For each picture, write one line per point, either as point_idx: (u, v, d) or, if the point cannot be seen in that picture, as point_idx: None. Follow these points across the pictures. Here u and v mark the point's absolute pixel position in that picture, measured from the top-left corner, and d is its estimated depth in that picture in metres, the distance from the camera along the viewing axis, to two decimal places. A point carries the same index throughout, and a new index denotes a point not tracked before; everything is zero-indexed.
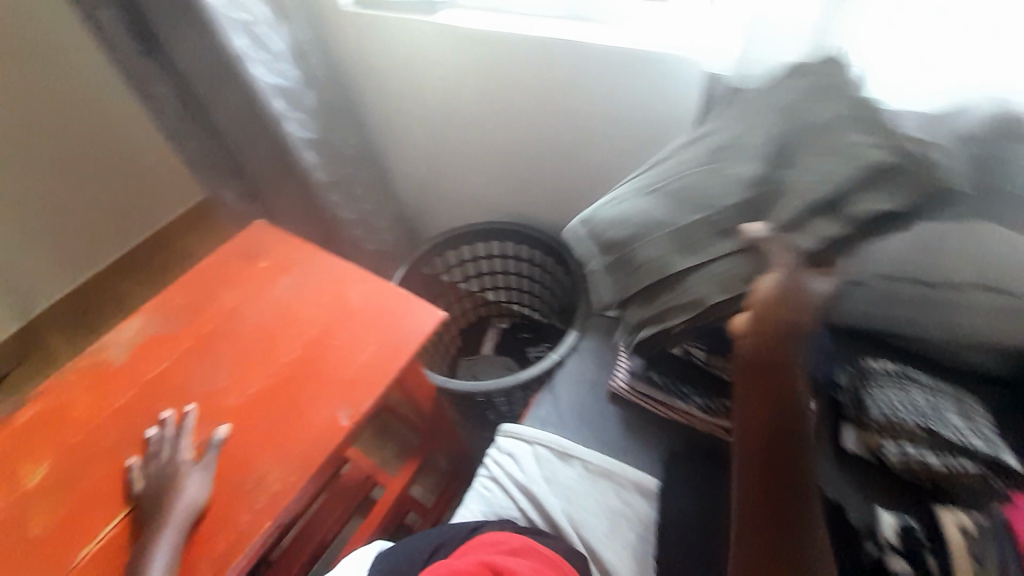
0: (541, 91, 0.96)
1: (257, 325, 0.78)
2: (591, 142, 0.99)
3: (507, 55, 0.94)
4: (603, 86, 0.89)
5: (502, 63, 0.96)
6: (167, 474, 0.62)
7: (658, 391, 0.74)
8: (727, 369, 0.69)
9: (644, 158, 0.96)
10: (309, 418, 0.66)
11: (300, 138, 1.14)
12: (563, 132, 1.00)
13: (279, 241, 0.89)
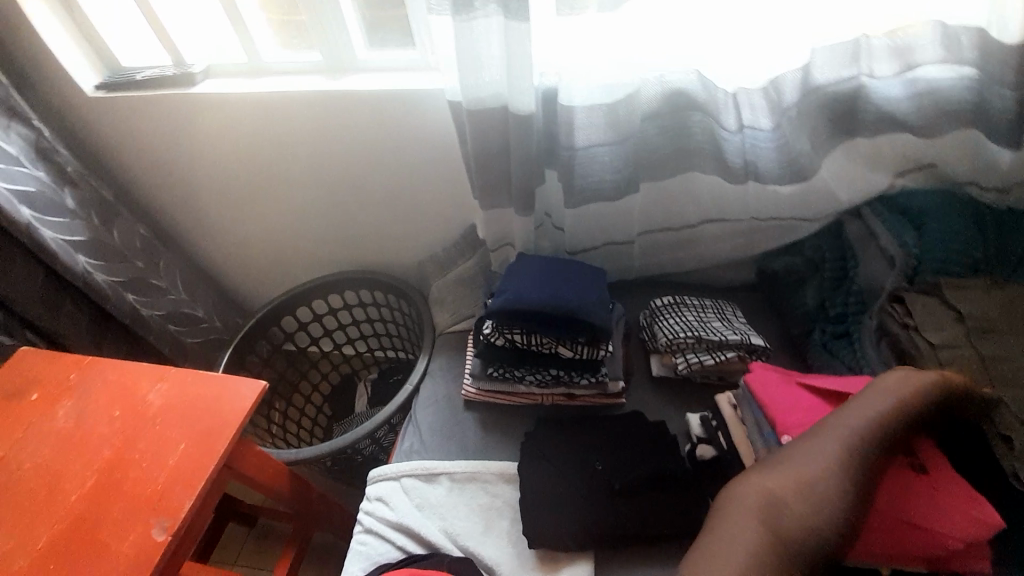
0: (322, 144, 0.99)
1: (27, 471, 0.64)
2: (387, 182, 1.04)
3: (276, 116, 0.96)
4: (378, 129, 0.96)
5: (275, 124, 0.97)
6: None
7: (503, 380, 0.83)
8: (541, 343, 0.80)
9: (438, 185, 1.04)
10: (121, 544, 0.57)
11: (65, 244, 0.98)
12: (358, 177, 1.04)
13: (47, 368, 0.76)
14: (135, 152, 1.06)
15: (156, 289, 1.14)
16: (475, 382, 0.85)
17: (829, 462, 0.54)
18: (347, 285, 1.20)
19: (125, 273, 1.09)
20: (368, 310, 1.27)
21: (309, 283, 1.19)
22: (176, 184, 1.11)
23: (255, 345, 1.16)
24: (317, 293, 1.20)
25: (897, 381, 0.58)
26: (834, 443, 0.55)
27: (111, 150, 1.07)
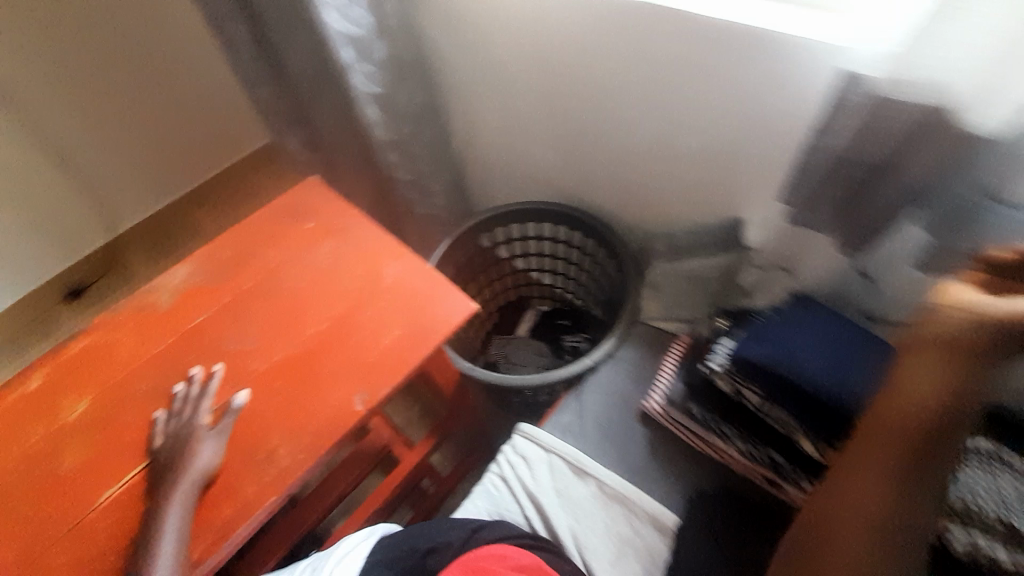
0: (623, 68, 0.84)
1: (297, 287, 0.79)
2: (668, 135, 0.87)
3: (587, 23, 0.82)
4: (691, 71, 0.77)
5: (581, 32, 0.84)
6: (185, 433, 0.64)
7: (686, 422, 0.71)
8: (780, 419, 0.64)
9: (738, 161, 0.83)
10: (336, 389, 0.67)
11: (364, 92, 1.09)
12: (641, 118, 0.88)
13: (330, 206, 0.90)
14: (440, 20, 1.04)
15: (412, 156, 1.24)
16: (656, 407, 0.74)
17: (870, 501, 0.52)
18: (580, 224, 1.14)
19: (395, 134, 1.18)
20: (581, 256, 1.23)
21: (551, 206, 1.16)
22: (462, 65, 1.08)
23: (480, 237, 1.21)
24: (548, 217, 1.17)
25: (920, 382, 0.52)
26: (887, 477, 0.51)
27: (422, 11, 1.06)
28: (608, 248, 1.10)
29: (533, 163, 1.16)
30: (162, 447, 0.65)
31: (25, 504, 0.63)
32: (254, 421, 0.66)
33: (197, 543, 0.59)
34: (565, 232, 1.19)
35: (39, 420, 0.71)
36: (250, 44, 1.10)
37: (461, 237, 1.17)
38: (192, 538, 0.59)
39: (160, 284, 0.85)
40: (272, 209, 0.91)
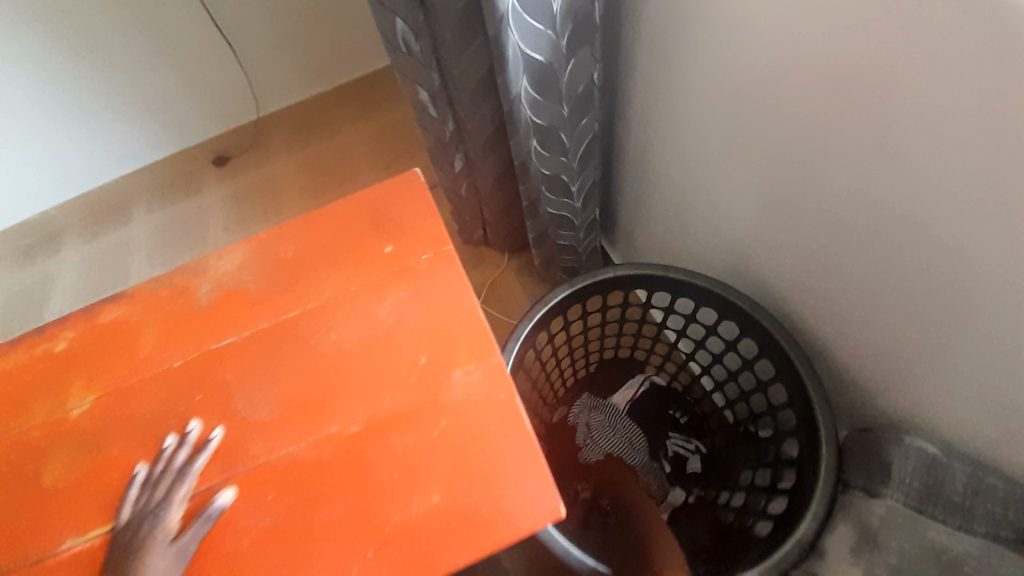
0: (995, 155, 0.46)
1: (338, 347, 0.57)
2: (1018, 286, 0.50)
3: (962, 61, 0.44)
4: None
5: (948, 69, 0.46)
6: (144, 531, 0.49)
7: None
8: None
9: None
10: (328, 553, 0.47)
11: (520, 57, 0.78)
12: (964, 237, 0.51)
13: (417, 226, 0.65)
14: None
15: (559, 146, 0.95)
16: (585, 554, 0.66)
17: None
18: (763, 335, 0.77)
19: (547, 118, 0.89)
20: (741, 365, 0.87)
21: (733, 289, 0.80)
22: (677, 45, 0.75)
23: (610, 289, 0.88)
24: (722, 304, 0.81)
25: None
26: None
27: None
28: (798, 395, 0.72)
29: (725, 202, 0.82)
30: (125, 527, 0.51)
31: (9, 517, 0.57)
32: (225, 545, 0.49)
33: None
34: (733, 327, 0.85)
35: (55, 399, 0.63)
36: None
37: (580, 283, 0.86)
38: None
39: (207, 267, 0.67)
40: (353, 203, 0.69)
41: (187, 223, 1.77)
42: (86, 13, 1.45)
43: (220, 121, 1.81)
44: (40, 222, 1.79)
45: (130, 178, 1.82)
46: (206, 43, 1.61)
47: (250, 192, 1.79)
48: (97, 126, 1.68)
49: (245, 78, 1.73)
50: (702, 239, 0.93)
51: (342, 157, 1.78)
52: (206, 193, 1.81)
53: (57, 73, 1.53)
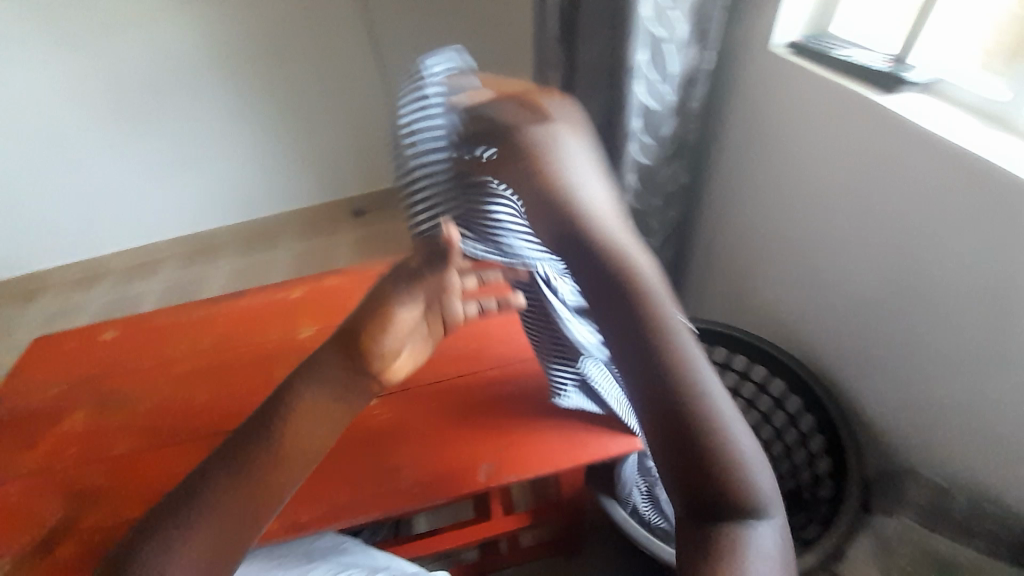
0: (990, 254, 0.66)
1: (490, 322, 0.83)
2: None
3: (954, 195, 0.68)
4: None
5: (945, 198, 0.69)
6: None
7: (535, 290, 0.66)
8: None
9: None
10: (472, 444, 0.68)
11: (633, 160, 1.09)
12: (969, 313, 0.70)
13: None
14: (747, 122, 1.02)
15: (647, 228, 1.23)
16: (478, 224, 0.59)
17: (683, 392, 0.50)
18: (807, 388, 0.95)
19: (643, 205, 1.18)
20: (786, 422, 1.03)
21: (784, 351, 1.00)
22: (749, 168, 1.04)
23: None
24: (775, 362, 1.00)
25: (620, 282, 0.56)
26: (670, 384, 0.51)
27: (729, 106, 1.06)
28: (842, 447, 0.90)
29: (779, 284, 1.04)
30: None
31: (234, 398, 0.80)
32: (396, 430, 0.70)
33: (298, 508, 0.65)
34: (781, 385, 1.01)
35: (279, 329, 0.90)
36: (557, 89, 1.18)
37: None
38: (297, 503, 0.65)
39: None
40: None
41: (315, 255, 2.20)
42: (301, 98, 2.00)
43: (361, 183, 2.30)
44: (207, 235, 2.26)
45: (280, 214, 2.29)
46: (376, 129, 2.15)
47: (375, 239, 2.22)
48: (275, 172, 2.18)
49: (393, 156, 2.25)
50: (757, 315, 1.14)
51: None
52: (337, 234, 2.27)
53: (262, 134, 2.06)
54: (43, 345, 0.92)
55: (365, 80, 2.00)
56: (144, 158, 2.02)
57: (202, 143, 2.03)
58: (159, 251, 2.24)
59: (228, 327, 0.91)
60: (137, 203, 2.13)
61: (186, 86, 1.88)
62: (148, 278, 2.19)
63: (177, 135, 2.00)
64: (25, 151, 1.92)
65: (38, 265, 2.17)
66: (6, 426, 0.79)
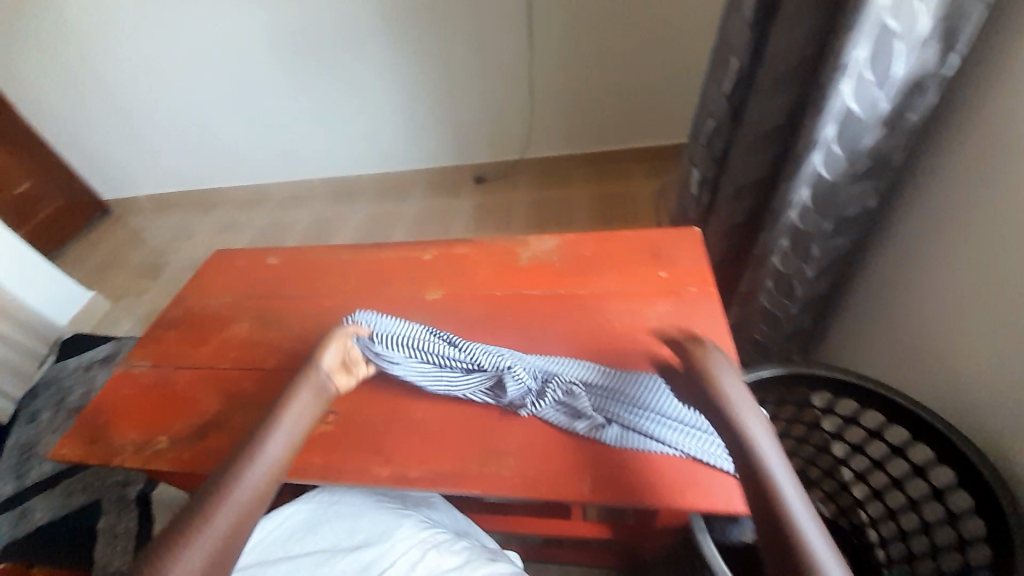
0: None
1: (615, 324, 0.77)
2: None
3: None
4: None
5: None
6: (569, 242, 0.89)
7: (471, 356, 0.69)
8: None
9: None
10: (577, 451, 0.63)
11: (812, 172, 0.93)
12: None
13: (691, 267, 0.83)
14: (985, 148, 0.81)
15: (805, 253, 1.06)
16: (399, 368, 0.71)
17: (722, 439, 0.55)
18: (982, 488, 0.75)
19: (808, 225, 1.01)
20: (942, 518, 0.84)
21: (960, 435, 0.78)
22: (972, 204, 0.83)
23: (819, 387, 0.94)
24: (944, 445, 0.80)
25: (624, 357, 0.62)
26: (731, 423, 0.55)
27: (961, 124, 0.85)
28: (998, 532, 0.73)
29: (974, 355, 0.84)
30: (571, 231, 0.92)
31: None
32: (505, 411, 0.68)
33: (405, 458, 0.65)
34: (949, 474, 0.84)
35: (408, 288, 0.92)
36: (734, 79, 1.05)
37: (796, 370, 0.93)
38: (404, 456, 0.65)
39: (528, 243, 0.96)
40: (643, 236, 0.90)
41: (436, 214, 2.31)
42: (451, 60, 2.07)
43: (489, 151, 2.35)
44: (348, 180, 2.49)
45: (411, 171, 2.44)
46: (514, 99, 2.18)
47: (492, 209, 2.27)
48: (414, 130, 2.31)
49: (524, 128, 2.26)
50: (928, 381, 0.95)
51: (568, 206, 2.20)
52: (458, 197, 2.37)
53: (410, 92, 2.18)
54: (221, 259, 1.07)
55: (514, 49, 2.02)
56: (308, 103, 2.25)
57: (358, 96, 2.21)
58: (308, 188, 2.53)
59: (365, 274, 0.97)
60: (298, 143, 2.39)
61: (353, 39, 2.02)
62: (297, 211, 2.49)
63: (339, 86, 2.18)
64: (219, 87, 2.23)
65: (219, 184, 2.58)
66: (188, 322, 0.95)
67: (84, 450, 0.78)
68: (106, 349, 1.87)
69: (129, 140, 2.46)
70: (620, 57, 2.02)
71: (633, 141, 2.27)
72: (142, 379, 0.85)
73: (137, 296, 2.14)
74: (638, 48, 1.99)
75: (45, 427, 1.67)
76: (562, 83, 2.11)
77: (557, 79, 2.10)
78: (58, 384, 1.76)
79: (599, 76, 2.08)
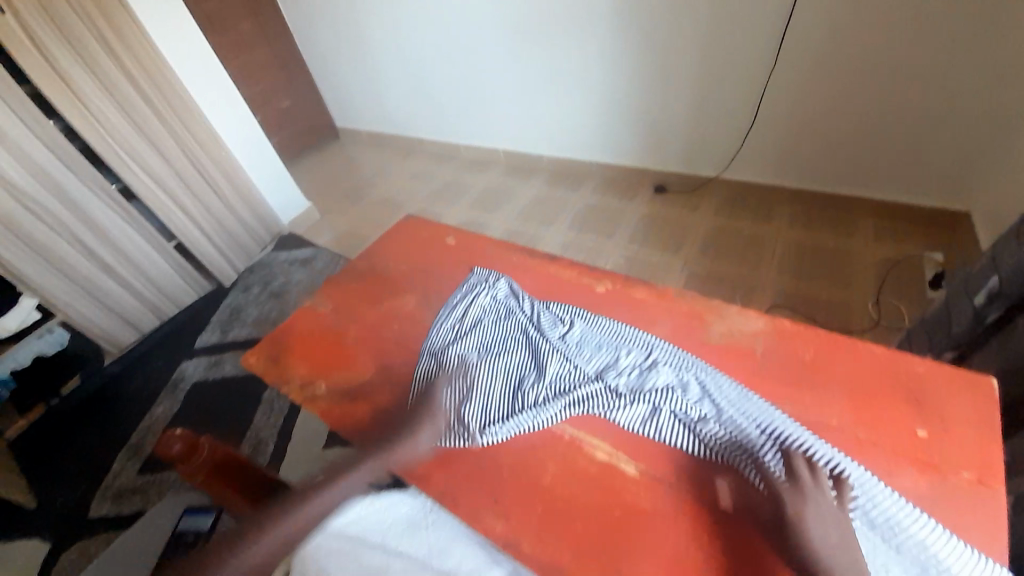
0: None
1: None
2: None
3: None
4: None
5: None
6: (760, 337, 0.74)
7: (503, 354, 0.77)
8: None
9: None
10: None
11: None
12: None
13: (965, 435, 0.59)
14: None
15: None
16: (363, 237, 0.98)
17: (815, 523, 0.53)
18: None
19: None
20: None
21: None
22: None
23: None
24: None
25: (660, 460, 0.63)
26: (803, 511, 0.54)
27: None
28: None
29: None
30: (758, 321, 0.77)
31: None
32: (644, 527, 0.58)
33: (523, 530, 0.60)
34: None
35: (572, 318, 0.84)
36: None
37: None
38: (520, 523, 0.61)
39: (723, 313, 0.79)
40: (890, 363, 0.68)
41: (602, 212, 2.19)
42: (677, 55, 1.84)
43: (683, 160, 2.11)
44: (529, 156, 2.51)
45: (591, 161, 2.35)
46: (735, 111, 1.87)
47: (666, 225, 2.04)
48: (609, 121, 2.17)
49: (732, 144, 1.96)
50: None
51: (759, 248, 1.86)
52: (632, 201, 2.20)
53: (619, 81, 2.03)
54: (409, 223, 1.13)
55: (757, 56, 1.71)
56: (515, 74, 2.26)
57: (564, 76, 2.14)
58: (493, 154, 2.62)
59: (530, 285, 0.92)
60: (496, 111, 2.46)
61: (577, 16, 1.92)
62: (477, 174, 2.61)
63: (551, 63, 2.14)
64: (446, 46, 2.37)
65: (421, 133, 2.85)
66: (368, 277, 1.02)
67: (265, 367, 0.89)
68: (305, 253, 2.24)
69: (365, 80, 2.82)
70: (901, 87, 1.55)
71: (876, 193, 1.80)
72: (321, 319, 0.95)
73: (335, 215, 2.50)
74: (936, 79, 1.49)
75: (252, 299, 2.08)
76: (805, 105, 1.73)
77: (800, 98, 1.72)
78: (268, 268, 2.21)
79: (861, 105, 1.64)
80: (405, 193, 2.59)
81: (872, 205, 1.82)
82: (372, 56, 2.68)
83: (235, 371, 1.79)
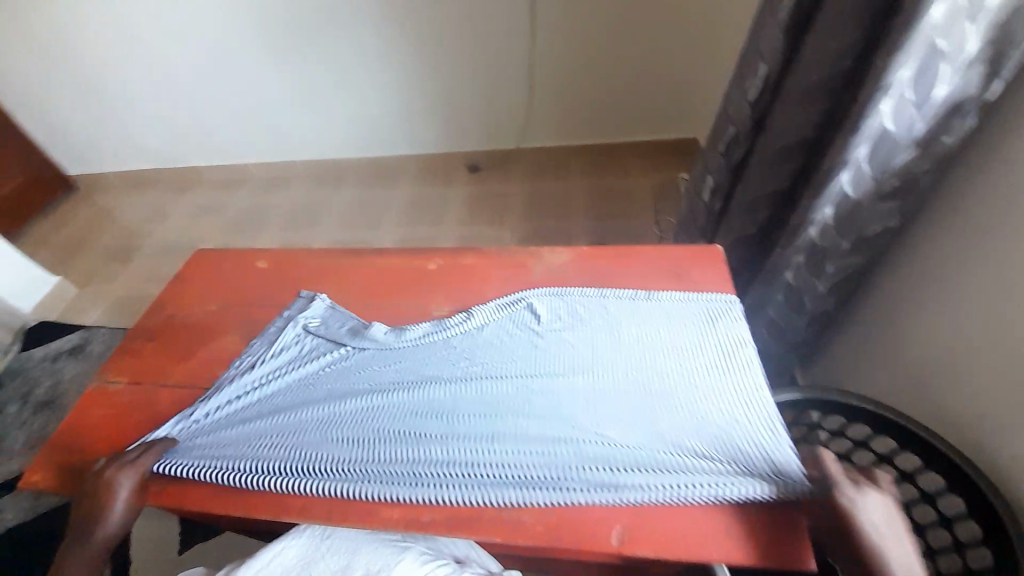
0: None
1: None
2: None
3: None
4: None
5: None
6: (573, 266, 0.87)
7: (325, 364, 0.77)
8: None
9: None
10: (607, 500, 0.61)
11: (839, 191, 0.89)
12: None
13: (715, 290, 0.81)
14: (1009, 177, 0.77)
15: (818, 268, 1.02)
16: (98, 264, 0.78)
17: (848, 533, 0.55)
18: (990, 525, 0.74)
19: (827, 242, 0.98)
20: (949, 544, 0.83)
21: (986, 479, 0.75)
22: (990, 234, 0.81)
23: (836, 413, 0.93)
24: (961, 483, 0.78)
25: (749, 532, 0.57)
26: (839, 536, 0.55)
27: (985, 150, 0.82)
28: (997, 534, 0.74)
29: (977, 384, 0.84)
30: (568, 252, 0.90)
31: None
32: None
33: (421, 501, 0.62)
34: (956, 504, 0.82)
35: (414, 300, 0.86)
36: (760, 86, 1.00)
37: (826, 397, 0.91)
38: (416, 497, 0.63)
39: (541, 255, 0.90)
40: (662, 256, 0.87)
41: (425, 203, 2.21)
42: (446, 40, 1.95)
43: (484, 137, 2.25)
44: (334, 163, 2.36)
45: (399, 155, 2.33)
46: (512, 87, 2.08)
47: (487, 200, 2.18)
48: (403, 113, 2.18)
49: (518, 116, 2.17)
50: (934, 411, 0.93)
51: (566, 200, 2.12)
52: (451, 185, 2.27)
53: (399, 72, 2.05)
54: (202, 260, 0.98)
55: (513, 35, 1.92)
56: (288, 80, 2.10)
57: (343, 74, 2.07)
58: (292, 169, 2.39)
59: (362, 283, 0.90)
60: (280, 123, 2.25)
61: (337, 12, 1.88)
62: (280, 192, 2.36)
63: (325, 62, 2.04)
64: (192, 58, 2.06)
65: (193, 161, 2.42)
66: (169, 332, 0.87)
67: (53, 479, 0.71)
68: (73, 340, 1.75)
69: (94, 112, 2.28)
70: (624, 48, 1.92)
71: (635, 134, 2.21)
72: (117, 399, 0.78)
73: (103, 283, 1.99)
74: None
75: (9, 422, 1.56)
76: (563, 70, 2.02)
77: (557, 66, 2.01)
78: (24, 375, 1.67)
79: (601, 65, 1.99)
80: (195, 234, 2.20)
81: (634, 146, 2.23)
82: (93, 81, 2.17)
83: (16, 519, 1.33)
